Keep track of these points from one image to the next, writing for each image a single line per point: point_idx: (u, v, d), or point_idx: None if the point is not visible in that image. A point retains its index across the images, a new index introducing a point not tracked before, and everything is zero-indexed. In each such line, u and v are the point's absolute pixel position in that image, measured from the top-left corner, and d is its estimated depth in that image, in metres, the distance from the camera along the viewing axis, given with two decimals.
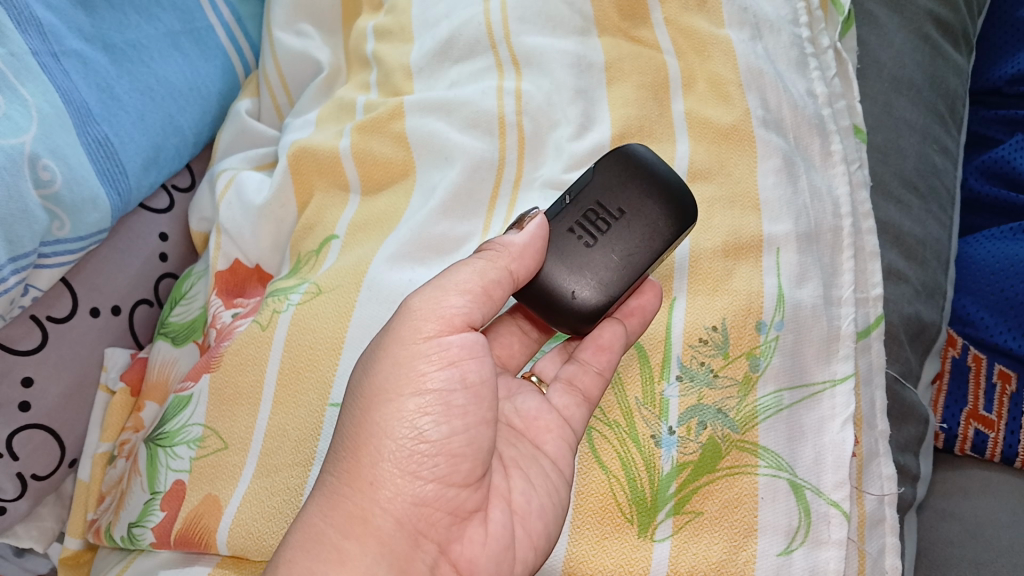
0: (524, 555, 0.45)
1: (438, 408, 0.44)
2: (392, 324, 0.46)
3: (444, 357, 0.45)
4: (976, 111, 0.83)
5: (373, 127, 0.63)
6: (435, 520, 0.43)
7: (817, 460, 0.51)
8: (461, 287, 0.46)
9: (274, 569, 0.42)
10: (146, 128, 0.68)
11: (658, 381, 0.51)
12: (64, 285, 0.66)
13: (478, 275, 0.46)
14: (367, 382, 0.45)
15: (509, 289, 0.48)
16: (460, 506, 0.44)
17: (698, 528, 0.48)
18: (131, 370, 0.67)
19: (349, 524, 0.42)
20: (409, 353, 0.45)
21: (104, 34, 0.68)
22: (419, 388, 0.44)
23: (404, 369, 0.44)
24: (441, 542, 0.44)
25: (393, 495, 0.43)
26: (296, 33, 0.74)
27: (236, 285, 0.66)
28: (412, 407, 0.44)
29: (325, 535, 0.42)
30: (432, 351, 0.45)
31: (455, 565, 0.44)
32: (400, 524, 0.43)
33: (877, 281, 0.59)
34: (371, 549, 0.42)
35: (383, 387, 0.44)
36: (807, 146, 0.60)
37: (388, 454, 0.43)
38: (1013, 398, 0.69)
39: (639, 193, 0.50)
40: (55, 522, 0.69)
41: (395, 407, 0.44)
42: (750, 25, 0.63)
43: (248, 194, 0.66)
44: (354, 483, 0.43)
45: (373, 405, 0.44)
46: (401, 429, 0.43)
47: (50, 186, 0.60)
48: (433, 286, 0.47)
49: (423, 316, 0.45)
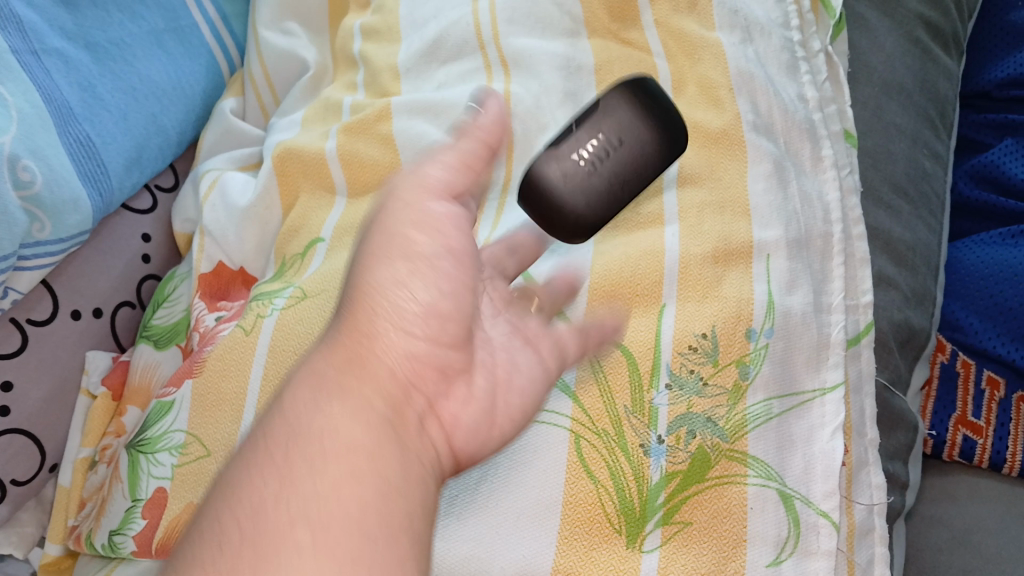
0: (503, 424, 0.44)
1: (429, 271, 0.41)
2: (385, 196, 0.43)
3: (430, 225, 0.42)
4: (966, 114, 0.83)
5: (360, 128, 0.63)
6: (426, 376, 0.41)
7: (807, 469, 0.50)
8: (439, 160, 0.43)
9: (267, 419, 0.38)
10: (130, 128, 0.67)
11: (647, 389, 0.50)
12: (46, 287, 0.64)
13: (455, 149, 0.43)
14: (362, 248, 0.42)
15: (487, 166, 0.44)
16: (448, 364, 0.42)
17: (687, 539, 0.47)
18: (114, 373, 0.66)
19: (348, 366, 0.39)
20: (400, 220, 0.42)
21: (86, 32, 0.67)
22: (412, 253, 0.41)
23: (395, 235, 0.42)
24: (430, 397, 0.41)
25: (389, 347, 0.40)
26: (282, 31, 0.74)
27: (220, 288, 0.65)
28: (406, 269, 0.41)
29: (324, 376, 0.39)
30: (422, 224, 0.42)
31: (440, 421, 0.41)
32: (394, 373, 0.40)
33: (866, 287, 0.58)
34: (368, 392, 0.39)
35: (378, 250, 0.41)
36: (798, 151, 0.60)
37: (386, 310, 0.41)
38: (1002, 404, 0.69)
39: (640, 127, 0.53)
40: (36, 527, 0.66)
41: (389, 267, 0.41)
42: (740, 28, 0.63)
43: (233, 195, 0.66)
44: (352, 332, 0.40)
45: (368, 266, 0.41)
46: (398, 289, 0.41)
47: (30, 187, 0.59)
48: (411, 167, 0.44)
49: (408, 191, 0.43)
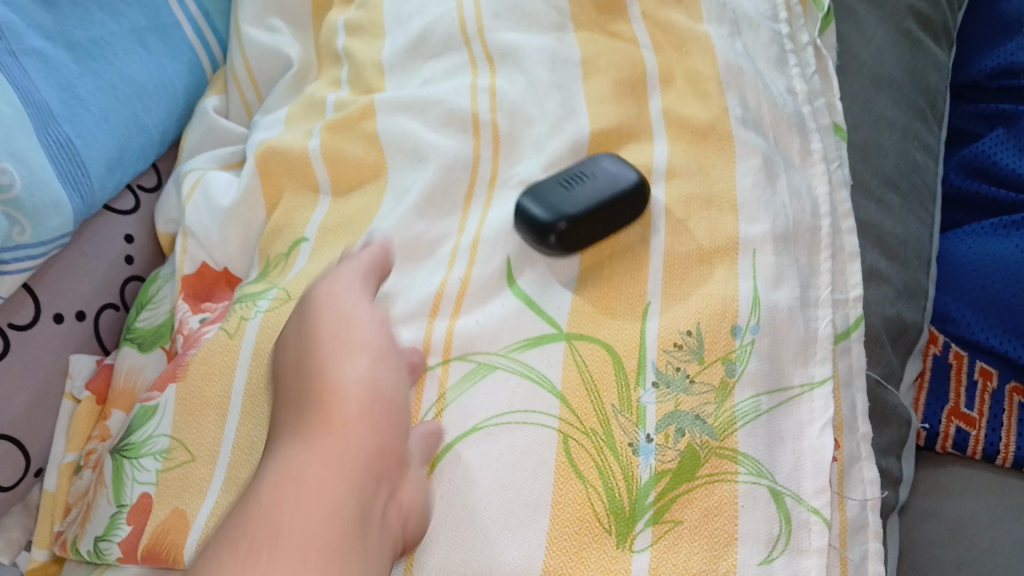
0: (443, 511, 0.47)
1: (371, 363, 0.48)
2: (303, 313, 0.50)
3: (368, 323, 0.50)
4: (957, 106, 0.83)
5: (344, 126, 0.63)
6: (384, 466, 0.44)
7: (796, 466, 0.49)
8: (353, 282, 0.52)
9: (248, 496, 0.43)
10: (111, 128, 0.66)
11: (634, 388, 0.50)
12: (27, 290, 0.63)
13: (365, 267, 0.53)
14: (308, 355, 0.48)
15: (378, 281, 0.54)
16: (400, 454, 0.46)
17: (678, 538, 0.46)
18: (98, 377, 0.65)
19: (325, 454, 0.43)
20: (335, 328, 0.49)
21: (67, 32, 0.66)
22: (355, 356, 0.48)
23: (336, 341, 0.48)
24: (390, 489, 0.44)
25: (353, 434, 0.44)
26: (265, 27, 0.74)
27: (204, 290, 0.64)
28: (355, 369, 0.47)
29: (301, 468, 0.43)
30: (354, 317, 0.50)
31: (401, 511, 0.45)
32: (361, 462, 0.44)
33: (856, 281, 0.58)
34: (342, 479, 0.43)
35: (325, 352, 0.48)
36: (787, 144, 0.60)
37: (347, 402, 0.46)
38: (994, 395, 0.69)
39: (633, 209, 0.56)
40: (21, 532, 0.65)
41: (341, 365, 0.47)
42: (728, 21, 0.64)
43: (215, 194, 0.65)
44: (320, 422, 0.45)
45: (321, 368, 0.47)
46: (351, 380, 0.47)
47: (9, 189, 0.58)
48: (326, 284, 0.52)
49: (328, 311, 0.50)
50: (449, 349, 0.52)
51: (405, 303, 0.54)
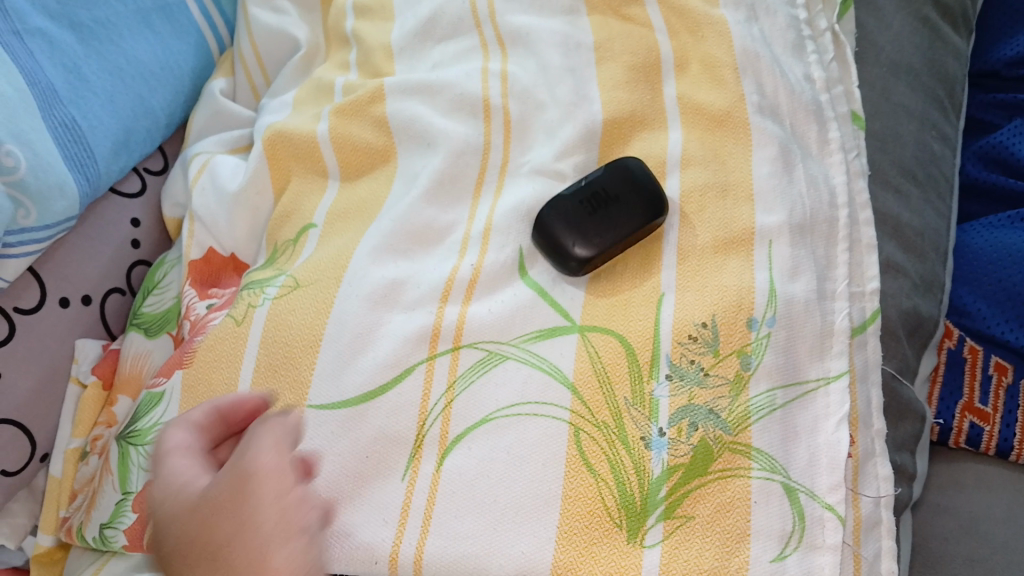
0: None
1: (300, 553, 0.40)
2: (238, 476, 0.42)
3: (295, 500, 0.41)
4: (974, 94, 0.82)
5: (352, 110, 0.62)
6: None
7: (811, 462, 0.48)
8: (276, 444, 0.43)
9: None
10: (116, 111, 0.65)
11: (647, 380, 0.49)
12: (32, 275, 0.63)
13: (287, 431, 0.43)
14: (242, 530, 0.40)
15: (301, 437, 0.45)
16: None
17: (689, 534, 0.45)
18: (104, 363, 0.64)
19: None
20: (279, 490, 0.41)
21: (71, 12, 0.65)
22: (291, 539, 0.40)
23: (274, 512, 0.41)
24: None
25: None
26: (272, 9, 0.72)
27: (211, 275, 0.63)
28: (286, 555, 0.39)
29: None
30: (289, 496, 0.41)
31: None
32: None
33: (873, 274, 0.57)
34: None
35: (259, 529, 0.40)
36: (804, 133, 0.59)
37: None
38: (1009, 390, 0.67)
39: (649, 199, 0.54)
40: (28, 518, 0.65)
41: (279, 552, 0.39)
42: (745, 6, 0.62)
43: (223, 178, 0.64)
44: None
45: (253, 541, 0.40)
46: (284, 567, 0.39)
47: (14, 172, 0.57)
48: (252, 448, 0.42)
49: (263, 480, 0.41)
50: (459, 339, 0.51)
51: (416, 290, 0.53)
